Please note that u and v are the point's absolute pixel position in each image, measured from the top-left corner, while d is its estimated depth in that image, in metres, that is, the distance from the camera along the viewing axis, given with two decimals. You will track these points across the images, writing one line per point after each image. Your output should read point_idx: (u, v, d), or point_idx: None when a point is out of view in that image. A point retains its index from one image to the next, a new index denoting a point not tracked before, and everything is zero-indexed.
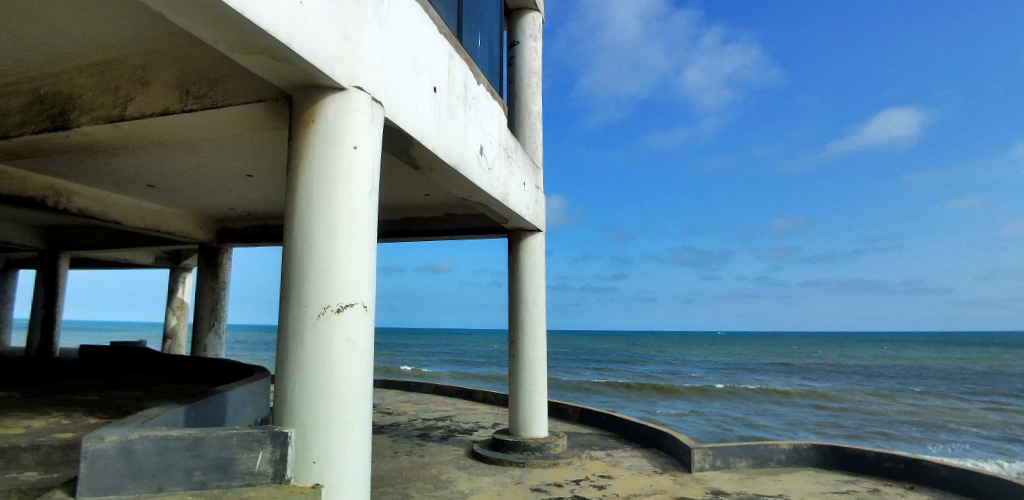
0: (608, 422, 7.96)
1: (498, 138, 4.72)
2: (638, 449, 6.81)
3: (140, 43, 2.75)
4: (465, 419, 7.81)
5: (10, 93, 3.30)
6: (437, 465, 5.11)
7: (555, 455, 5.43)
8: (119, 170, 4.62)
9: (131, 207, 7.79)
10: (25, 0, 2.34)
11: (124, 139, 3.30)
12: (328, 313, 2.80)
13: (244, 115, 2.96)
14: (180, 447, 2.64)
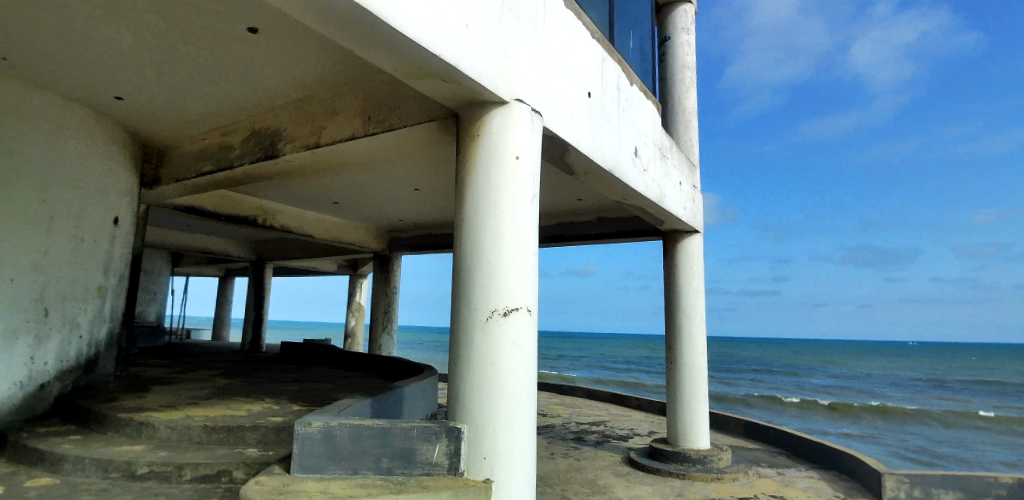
0: (778, 438, 7.33)
1: (653, 139, 4.60)
2: (815, 470, 6.16)
3: (333, 77, 3.10)
4: (619, 426, 7.71)
5: (233, 131, 3.90)
6: (594, 470, 5.10)
7: (719, 469, 5.12)
8: (312, 189, 5.29)
9: (321, 223, 8.25)
10: (246, 49, 2.82)
11: (317, 165, 3.64)
12: (496, 317, 2.92)
13: (418, 135, 3.12)
14: (371, 435, 2.87)
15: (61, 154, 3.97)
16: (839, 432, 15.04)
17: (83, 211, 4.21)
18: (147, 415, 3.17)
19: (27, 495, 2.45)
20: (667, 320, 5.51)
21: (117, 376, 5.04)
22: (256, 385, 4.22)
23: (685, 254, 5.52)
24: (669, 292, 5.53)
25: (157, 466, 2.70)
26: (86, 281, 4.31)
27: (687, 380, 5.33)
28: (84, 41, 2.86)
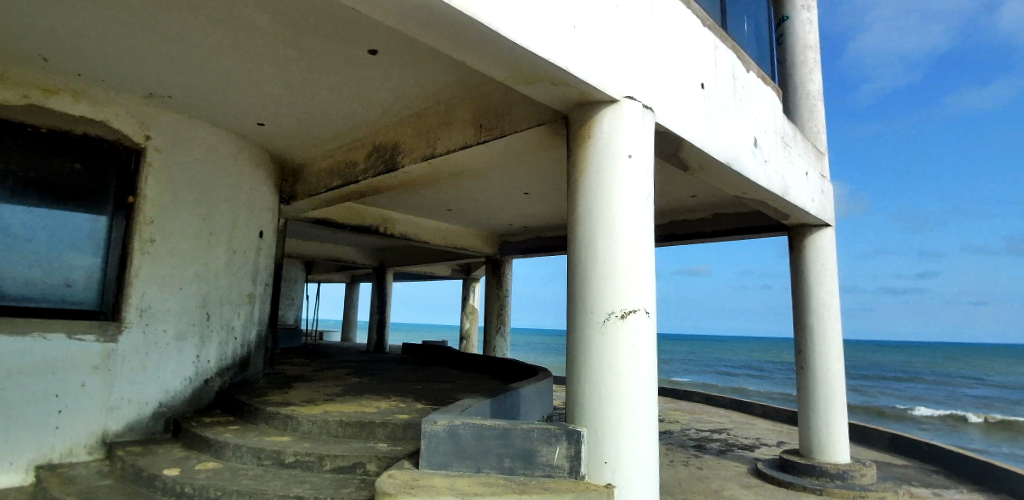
0: (932, 455, 6.50)
1: (774, 127, 4.31)
2: (982, 493, 5.37)
3: (448, 90, 3.24)
4: (743, 434, 7.31)
5: (357, 148, 4.20)
6: (717, 480, 4.87)
7: (862, 487, 4.66)
8: (425, 198, 5.55)
9: (437, 231, 7.87)
10: (367, 71, 3.02)
11: (432, 176, 3.81)
12: (613, 319, 2.87)
13: (528, 139, 3.16)
14: (493, 435, 2.93)
15: (220, 172, 4.20)
16: (1006, 450, 12.99)
17: (238, 223, 4.35)
18: (291, 409, 3.47)
19: (199, 477, 2.78)
20: (796, 323, 5.13)
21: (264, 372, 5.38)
22: (384, 384, 4.50)
23: (817, 252, 5.12)
24: (796, 293, 5.16)
25: (302, 455, 2.94)
26: (239, 288, 4.40)
27: (820, 389, 4.92)
28: (232, 79, 3.22)
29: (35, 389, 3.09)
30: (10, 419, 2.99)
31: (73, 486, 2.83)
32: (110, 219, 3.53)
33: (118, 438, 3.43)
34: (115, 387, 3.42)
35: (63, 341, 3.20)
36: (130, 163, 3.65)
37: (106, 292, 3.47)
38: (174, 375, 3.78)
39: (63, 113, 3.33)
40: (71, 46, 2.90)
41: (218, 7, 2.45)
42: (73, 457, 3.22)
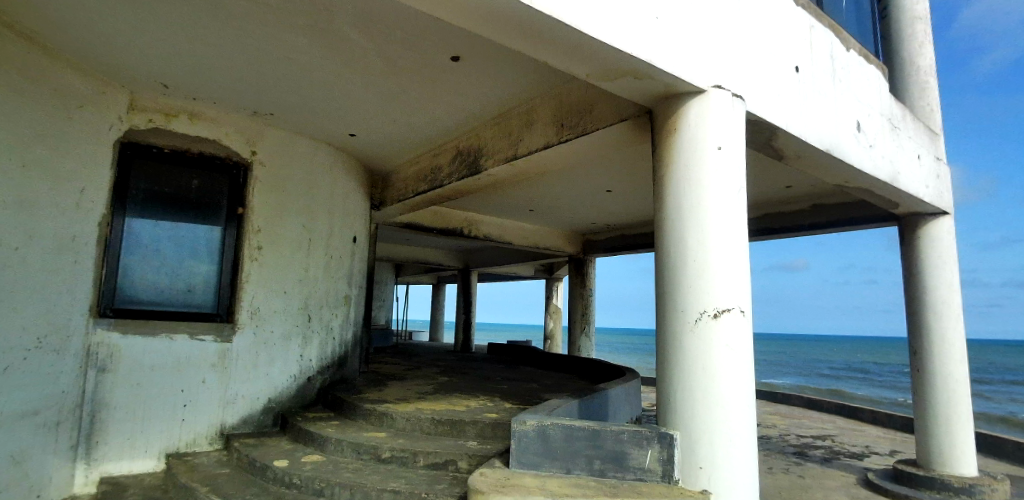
0: None
1: (879, 109, 3.97)
2: None
3: (528, 91, 3.25)
4: (850, 442, 6.81)
5: (440, 154, 4.32)
6: (822, 490, 4.58)
7: None
8: (504, 199, 5.60)
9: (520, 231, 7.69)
10: (448, 79, 3.10)
11: (514, 177, 3.83)
12: (706, 319, 2.75)
13: (612, 136, 3.09)
14: (583, 436, 2.91)
15: (317, 182, 4.43)
16: None
17: (331, 231, 4.54)
18: (385, 406, 3.63)
19: (306, 469, 2.96)
20: (909, 321, 4.72)
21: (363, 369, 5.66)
22: (471, 383, 4.60)
23: (930, 244, 4.67)
24: (908, 290, 4.74)
25: (398, 450, 3.06)
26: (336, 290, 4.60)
27: (941, 395, 4.47)
28: (324, 95, 3.41)
29: (164, 384, 3.45)
30: (145, 411, 3.37)
31: (199, 472, 3.11)
32: (224, 228, 3.81)
33: (234, 430, 3.73)
34: (231, 384, 3.72)
35: (187, 342, 3.55)
36: (239, 177, 3.91)
37: (222, 294, 3.74)
38: (282, 373, 4.01)
39: (182, 135, 3.67)
40: (187, 73, 3.19)
41: (314, 25, 2.59)
42: (196, 447, 3.56)
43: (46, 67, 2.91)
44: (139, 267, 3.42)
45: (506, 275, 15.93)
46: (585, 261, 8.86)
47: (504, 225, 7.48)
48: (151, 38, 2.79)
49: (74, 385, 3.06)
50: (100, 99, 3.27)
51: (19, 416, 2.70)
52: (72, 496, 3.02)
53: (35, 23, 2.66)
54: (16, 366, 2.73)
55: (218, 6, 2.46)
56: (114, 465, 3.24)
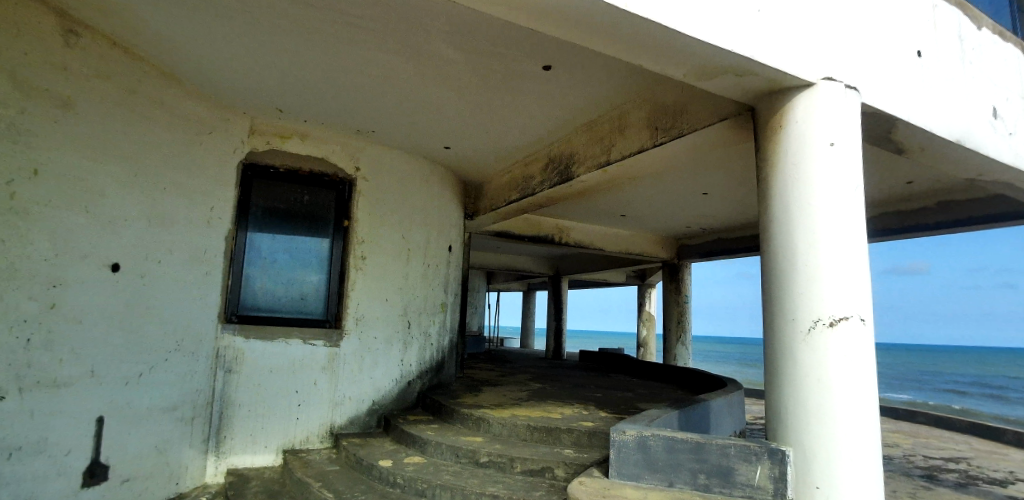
0: None
1: (1019, 91, 3.54)
2: None
3: (620, 95, 3.19)
4: (990, 466, 6.10)
5: (532, 162, 4.35)
6: None
7: None
8: (591, 204, 5.53)
9: (610, 236, 7.57)
10: (538, 88, 3.12)
11: (606, 182, 3.78)
12: (820, 327, 2.54)
13: (712, 136, 2.97)
14: (686, 448, 2.78)
15: (415, 193, 4.56)
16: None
17: (429, 240, 4.68)
18: (482, 411, 3.70)
19: (408, 469, 3.06)
20: None
21: (460, 373, 5.83)
22: (565, 391, 4.57)
23: None
24: None
25: (494, 455, 3.09)
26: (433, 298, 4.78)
27: None
28: (419, 111, 3.56)
29: (281, 385, 3.71)
30: (265, 409, 3.65)
31: (312, 468, 3.32)
32: (332, 240, 4.01)
33: (343, 430, 3.93)
34: (340, 386, 3.93)
35: (300, 346, 3.79)
36: (344, 191, 4.10)
37: (330, 303, 3.95)
38: (384, 376, 4.19)
39: (296, 154, 3.93)
40: (298, 97, 3.45)
41: (413, 44, 2.70)
42: (309, 444, 3.78)
43: (180, 100, 3.27)
44: (259, 277, 3.71)
45: (592, 283, 15.62)
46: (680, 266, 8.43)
47: (592, 229, 7.36)
48: (268, 67, 3.04)
49: (206, 384, 3.41)
50: (224, 126, 3.60)
51: (160, 411, 3.10)
52: (203, 485, 3.38)
53: (176, 60, 3.01)
54: (158, 365, 3.10)
55: (326, 33, 2.64)
56: (240, 457, 3.54)
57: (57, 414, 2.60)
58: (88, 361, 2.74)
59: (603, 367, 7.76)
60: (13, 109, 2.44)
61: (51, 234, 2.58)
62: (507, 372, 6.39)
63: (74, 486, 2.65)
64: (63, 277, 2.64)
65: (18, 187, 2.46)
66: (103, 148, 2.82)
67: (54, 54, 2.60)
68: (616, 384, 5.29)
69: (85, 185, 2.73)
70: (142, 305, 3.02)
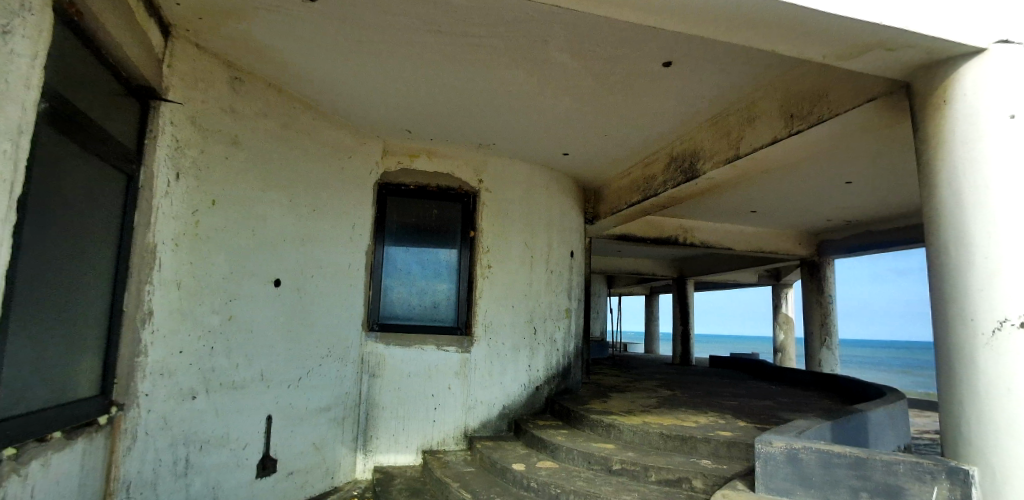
0: None
1: None
2: None
3: (747, 84, 3.01)
4: None
5: (655, 161, 4.22)
6: None
7: None
8: (717, 200, 5.23)
9: (736, 234, 7.14)
10: (656, 85, 3.04)
11: (737, 177, 3.58)
12: (1006, 329, 1.99)
13: (861, 118, 2.70)
14: (844, 464, 2.42)
15: (535, 200, 4.61)
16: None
17: (551, 246, 4.71)
18: (612, 418, 3.64)
19: (541, 474, 3.10)
20: None
21: (588, 378, 5.83)
22: (699, 398, 4.39)
23: None
24: None
25: (627, 464, 3.03)
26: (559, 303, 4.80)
27: None
28: (534, 120, 3.62)
29: (419, 389, 3.98)
30: (406, 411, 3.93)
31: (450, 468, 3.49)
32: (460, 249, 4.24)
33: (476, 433, 4.09)
34: (472, 390, 4.10)
35: (435, 352, 4.04)
36: (468, 204, 4.30)
37: (460, 311, 4.17)
38: (513, 382, 4.30)
39: (423, 172, 4.20)
40: (425, 116, 3.65)
41: (530, 56, 2.76)
42: (446, 445, 3.99)
43: (323, 129, 3.63)
44: (396, 287, 4.03)
45: (719, 284, 14.68)
46: (822, 263, 7.65)
47: (719, 227, 6.97)
48: (395, 91, 3.25)
49: (354, 387, 3.77)
50: (361, 150, 3.94)
51: (316, 411, 3.46)
52: (354, 480, 3.73)
53: (319, 92, 3.34)
54: (314, 370, 3.46)
55: (447, 54, 2.78)
56: (385, 456, 3.86)
57: (236, 413, 2.98)
58: (258, 366, 3.11)
59: (733, 373, 7.34)
60: (197, 150, 2.79)
61: (229, 255, 2.96)
62: (634, 377, 6.24)
63: (250, 476, 3.02)
64: (237, 294, 3.00)
65: (201, 215, 2.80)
66: (264, 177, 3.19)
67: (224, 97, 2.95)
68: (755, 392, 4.94)
69: (252, 210, 3.10)
70: (296, 316, 3.35)
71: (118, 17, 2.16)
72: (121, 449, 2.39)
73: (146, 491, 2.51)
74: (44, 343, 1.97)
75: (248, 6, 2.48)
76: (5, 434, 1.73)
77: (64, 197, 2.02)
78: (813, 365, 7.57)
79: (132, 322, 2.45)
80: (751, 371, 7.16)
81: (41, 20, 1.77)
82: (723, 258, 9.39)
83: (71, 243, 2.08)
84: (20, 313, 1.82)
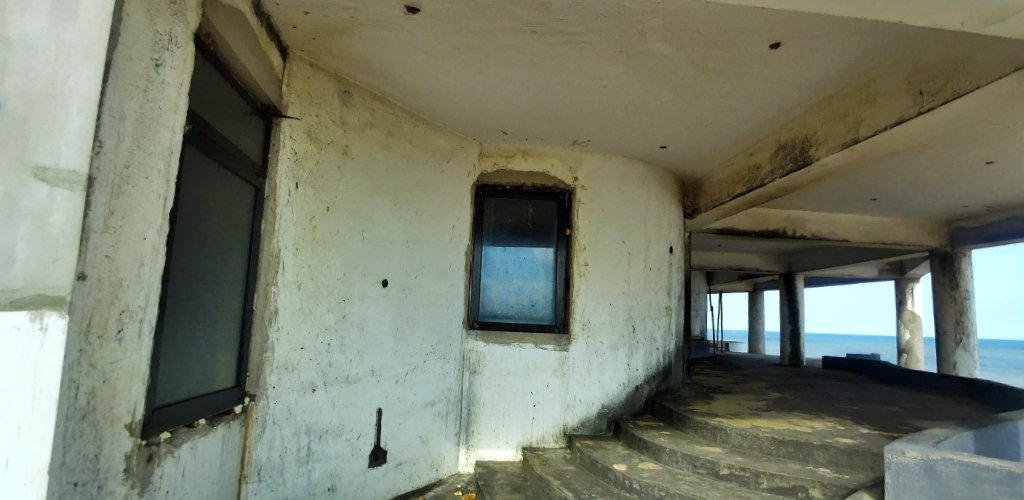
0: None
1: None
2: None
3: (865, 60, 2.75)
4: None
5: (761, 149, 3.98)
6: None
7: None
8: (832, 187, 4.83)
9: (850, 225, 6.58)
10: (759, 70, 2.88)
11: (856, 163, 3.30)
12: None
13: (1013, 90, 2.35)
14: (994, 480, 2.16)
15: (630, 195, 4.52)
16: None
17: (649, 242, 4.59)
18: (719, 420, 3.49)
19: (643, 475, 3.04)
20: None
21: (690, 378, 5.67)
22: (814, 402, 4.12)
23: None
24: None
25: (737, 469, 2.88)
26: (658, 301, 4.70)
27: None
28: (627, 113, 3.56)
29: (519, 385, 4.10)
30: (506, 408, 4.07)
31: (550, 466, 3.53)
32: (556, 248, 4.31)
33: (575, 432, 4.11)
34: (570, 389, 4.13)
35: (534, 350, 4.13)
36: (563, 201, 4.34)
37: (557, 309, 4.24)
38: (612, 381, 4.27)
39: (519, 172, 4.29)
40: (520, 115, 3.68)
41: (626, 48, 2.70)
42: (546, 443, 4.06)
43: (424, 134, 3.79)
44: (494, 286, 4.24)
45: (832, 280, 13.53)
46: (955, 255, 6.90)
47: (831, 218, 6.45)
48: (489, 91, 3.31)
49: (457, 383, 3.97)
50: (459, 153, 4.08)
51: (421, 406, 3.64)
52: (458, 473, 3.92)
53: (420, 98, 3.47)
54: (419, 366, 3.63)
55: (538, 52, 2.79)
56: (486, 451, 4.02)
57: (352, 405, 3.18)
58: (370, 362, 3.30)
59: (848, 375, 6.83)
60: (313, 161, 2.99)
61: (345, 257, 3.16)
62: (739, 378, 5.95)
63: (363, 465, 3.22)
64: (351, 294, 3.19)
65: (318, 222, 3.00)
66: (373, 184, 3.37)
67: (335, 110, 3.14)
68: (879, 397, 4.53)
69: (362, 215, 3.29)
70: (401, 315, 3.52)
71: (245, 43, 2.37)
72: (254, 436, 2.61)
73: (275, 475, 2.73)
74: (192, 339, 2.20)
75: (356, 22, 2.62)
76: (159, 421, 1.95)
77: (205, 208, 2.24)
78: (943, 365, 7.09)
79: (261, 320, 2.68)
80: (869, 373, 6.63)
81: (186, 51, 1.96)
82: (834, 252, 8.68)
83: (212, 249, 2.31)
84: (173, 312, 2.04)
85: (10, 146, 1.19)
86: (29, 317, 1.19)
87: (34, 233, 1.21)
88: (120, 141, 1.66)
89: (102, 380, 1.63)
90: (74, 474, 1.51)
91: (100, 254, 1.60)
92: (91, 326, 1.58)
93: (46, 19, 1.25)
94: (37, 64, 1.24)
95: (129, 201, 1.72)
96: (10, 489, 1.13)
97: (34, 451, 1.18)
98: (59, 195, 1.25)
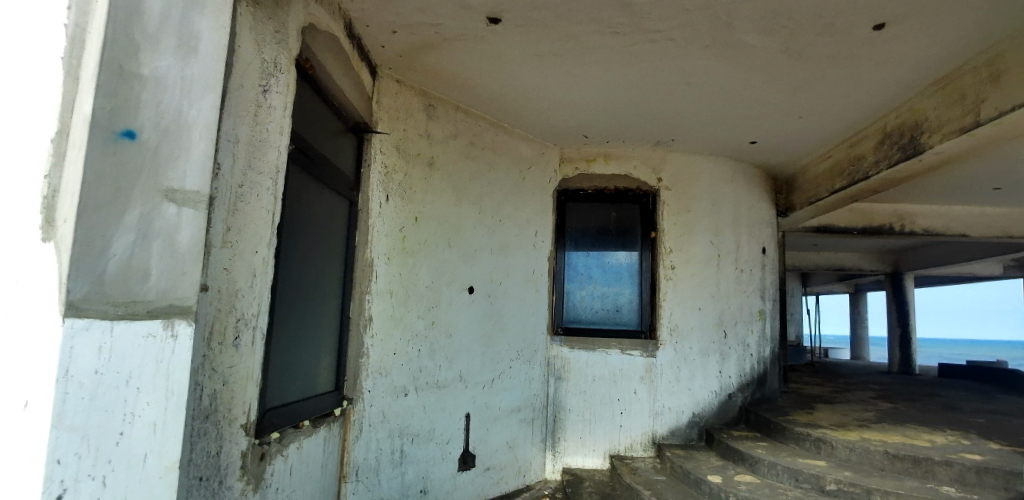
0: None
1: None
2: None
3: (985, 35, 2.49)
4: None
5: (865, 138, 3.71)
6: None
7: None
8: (947, 176, 4.41)
9: (968, 218, 5.97)
10: (860, 55, 2.70)
11: (977, 149, 2.99)
12: None
13: None
14: None
15: (718, 195, 4.36)
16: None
17: (740, 244, 4.40)
18: (823, 432, 3.28)
19: (742, 488, 2.91)
20: None
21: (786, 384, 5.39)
22: (932, 414, 3.79)
23: None
24: None
25: (845, 485, 2.68)
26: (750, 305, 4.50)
27: None
28: (713, 110, 3.45)
29: (606, 392, 4.07)
30: (592, 414, 4.06)
31: (641, 476, 3.50)
32: (642, 251, 4.25)
33: (665, 440, 4.02)
34: (659, 396, 4.05)
35: (619, 356, 4.10)
36: (648, 204, 4.28)
37: (643, 313, 4.18)
38: (703, 388, 4.12)
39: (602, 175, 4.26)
40: (602, 117, 3.65)
41: (713, 41, 2.61)
42: (634, 451, 4.01)
43: (507, 142, 3.86)
44: (579, 291, 4.26)
45: (946, 280, 12.31)
46: None
47: (944, 210, 5.90)
48: (568, 94, 3.30)
49: (543, 389, 3.99)
50: (541, 160, 4.12)
51: (508, 412, 3.69)
52: (545, 479, 3.94)
53: (502, 106, 3.53)
54: (505, 372, 3.69)
55: (618, 51, 2.76)
56: (573, 459, 4.02)
57: (442, 410, 3.27)
58: (459, 367, 3.38)
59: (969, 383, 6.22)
60: (402, 173, 3.12)
61: (432, 265, 3.26)
62: (842, 387, 5.56)
63: (453, 469, 3.30)
64: (440, 301, 3.29)
65: (408, 231, 3.12)
66: (460, 193, 3.47)
67: (421, 124, 3.26)
68: (1011, 409, 4.07)
69: (449, 224, 3.39)
70: (487, 322, 3.59)
71: (340, 64, 2.50)
72: (351, 438, 2.72)
73: (371, 476, 2.83)
74: (300, 346, 2.33)
75: (442, 36, 2.70)
76: (271, 422, 2.08)
77: (309, 222, 2.37)
78: None
79: (356, 328, 2.79)
80: (996, 381, 5.99)
81: (289, 77, 2.06)
82: (947, 248, 7.88)
83: (316, 260, 2.45)
84: (282, 320, 2.17)
85: (148, 173, 1.24)
86: (161, 326, 1.28)
87: (166, 248, 1.29)
88: (234, 164, 1.80)
89: (222, 383, 1.75)
90: (198, 470, 1.63)
91: (219, 268, 1.74)
92: (212, 334, 1.71)
93: (174, 56, 1.31)
94: (168, 98, 1.29)
95: (243, 219, 1.84)
96: (148, 482, 1.23)
97: (167, 447, 1.28)
98: (185, 213, 1.34)
